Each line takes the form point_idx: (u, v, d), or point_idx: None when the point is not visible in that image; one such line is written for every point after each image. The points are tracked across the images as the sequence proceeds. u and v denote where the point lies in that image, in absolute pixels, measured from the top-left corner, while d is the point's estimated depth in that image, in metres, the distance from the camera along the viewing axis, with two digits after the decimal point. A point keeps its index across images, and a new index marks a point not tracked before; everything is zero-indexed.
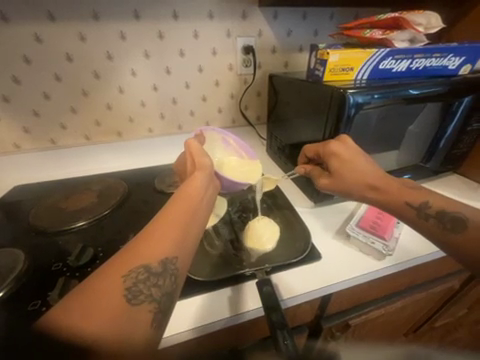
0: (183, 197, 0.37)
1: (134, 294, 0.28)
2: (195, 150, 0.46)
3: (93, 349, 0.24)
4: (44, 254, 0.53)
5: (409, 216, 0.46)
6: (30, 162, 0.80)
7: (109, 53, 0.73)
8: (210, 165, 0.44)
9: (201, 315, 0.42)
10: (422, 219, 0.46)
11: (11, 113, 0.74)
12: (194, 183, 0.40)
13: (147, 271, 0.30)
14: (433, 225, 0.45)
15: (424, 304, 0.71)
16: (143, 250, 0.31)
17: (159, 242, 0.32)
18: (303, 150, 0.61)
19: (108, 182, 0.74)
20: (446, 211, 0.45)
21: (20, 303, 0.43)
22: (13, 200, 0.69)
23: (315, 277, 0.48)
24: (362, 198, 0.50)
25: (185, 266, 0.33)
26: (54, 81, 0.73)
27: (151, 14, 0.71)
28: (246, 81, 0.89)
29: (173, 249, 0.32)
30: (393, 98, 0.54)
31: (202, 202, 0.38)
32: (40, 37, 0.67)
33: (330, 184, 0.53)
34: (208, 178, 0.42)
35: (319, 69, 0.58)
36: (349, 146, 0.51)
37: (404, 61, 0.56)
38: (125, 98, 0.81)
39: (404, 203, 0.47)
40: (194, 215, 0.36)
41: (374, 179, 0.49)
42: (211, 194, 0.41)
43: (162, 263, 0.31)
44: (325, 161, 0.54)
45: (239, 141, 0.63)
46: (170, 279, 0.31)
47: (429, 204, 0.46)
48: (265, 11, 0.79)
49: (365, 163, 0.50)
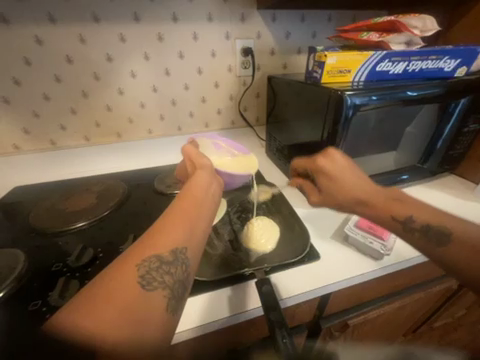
0: (190, 192, 0.38)
1: (147, 281, 0.29)
2: (194, 152, 0.48)
3: (111, 336, 0.25)
4: (44, 254, 0.53)
5: (397, 231, 0.43)
6: (30, 163, 0.80)
7: (109, 55, 0.74)
8: (209, 164, 0.46)
9: (208, 312, 0.43)
10: (408, 233, 0.43)
11: (11, 115, 0.75)
12: (197, 178, 0.41)
13: (158, 261, 0.30)
14: (419, 239, 0.42)
15: (422, 304, 0.71)
16: (153, 240, 0.32)
17: (169, 233, 0.32)
18: (294, 165, 0.61)
19: (107, 183, 0.74)
20: (431, 225, 0.42)
21: (20, 304, 0.43)
22: (14, 200, 0.69)
23: (314, 277, 0.48)
24: (352, 212, 0.48)
25: (195, 255, 0.33)
26: (54, 83, 0.74)
27: (151, 16, 0.72)
28: (245, 82, 0.90)
29: (183, 238, 0.33)
30: (391, 99, 0.55)
31: (207, 195, 0.40)
32: (40, 39, 0.68)
33: (320, 200, 0.53)
34: (209, 173, 0.44)
35: (317, 71, 0.59)
36: (339, 162, 0.49)
37: (401, 63, 0.57)
38: (124, 99, 0.81)
39: (390, 217, 0.44)
40: (201, 207, 0.37)
41: (365, 195, 0.46)
42: (215, 188, 0.43)
43: (173, 252, 0.31)
44: (314, 176, 0.54)
45: (228, 141, 0.66)
46: (181, 267, 0.32)
47: (413, 218, 0.43)
48: (264, 13, 0.80)
49: (356, 179, 0.48)
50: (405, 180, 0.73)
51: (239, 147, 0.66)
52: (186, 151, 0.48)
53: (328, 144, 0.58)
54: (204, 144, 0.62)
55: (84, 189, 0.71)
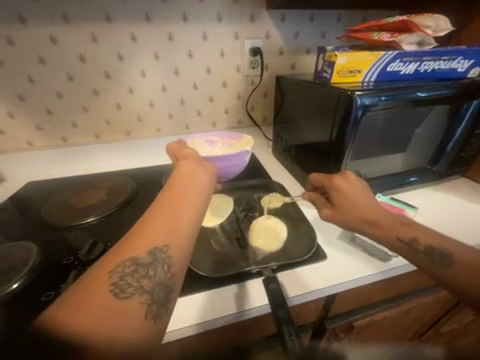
0: (172, 188, 0.38)
1: (121, 288, 0.29)
2: (179, 148, 0.51)
3: (83, 345, 0.24)
4: (55, 248, 0.54)
5: (401, 252, 0.43)
6: (43, 159, 0.82)
7: (120, 54, 0.75)
8: (195, 156, 0.48)
9: (202, 312, 0.43)
10: (413, 254, 0.42)
11: (26, 112, 0.77)
12: (181, 172, 0.42)
13: (135, 264, 0.31)
14: (423, 261, 0.41)
15: (430, 308, 0.70)
16: (130, 243, 0.32)
17: (147, 233, 0.32)
18: (310, 179, 0.60)
19: (117, 180, 0.75)
20: (434, 247, 0.42)
21: (34, 295, 0.44)
22: (26, 195, 0.71)
23: (320, 276, 0.49)
24: (359, 232, 0.48)
25: (178, 252, 0.32)
26: (66, 81, 0.76)
27: (162, 16, 0.73)
28: (253, 82, 0.90)
29: (162, 237, 0.32)
30: (401, 100, 0.55)
31: (192, 188, 0.39)
32: (55, 39, 0.70)
33: (332, 215, 0.51)
34: (193, 164, 0.45)
35: (326, 71, 0.59)
36: (353, 182, 0.52)
37: (413, 63, 0.56)
38: (134, 98, 0.82)
39: (396, 237, 0.43)
40: (185, 201, 0.36)
41: (373, 214, 0.46)
42: (203, 177, 0.43)
43: (150, 252, 0.31)
44: (329, 192, 0.54)
45: (219, 135, 0.76)
46: (161, 268, 0.31)
47: (417, 239, 0.43)
48: (273, 13, 0.80)
49: (369, 200, 0.49)
50: (413, 182, 0.72)
51: (230, 136, 0.76)
52: (170, 148, 0.52)
53: (337, 144, 0.58)
54: (199, 143, 0.73)
55: (93, 186, 0.73)
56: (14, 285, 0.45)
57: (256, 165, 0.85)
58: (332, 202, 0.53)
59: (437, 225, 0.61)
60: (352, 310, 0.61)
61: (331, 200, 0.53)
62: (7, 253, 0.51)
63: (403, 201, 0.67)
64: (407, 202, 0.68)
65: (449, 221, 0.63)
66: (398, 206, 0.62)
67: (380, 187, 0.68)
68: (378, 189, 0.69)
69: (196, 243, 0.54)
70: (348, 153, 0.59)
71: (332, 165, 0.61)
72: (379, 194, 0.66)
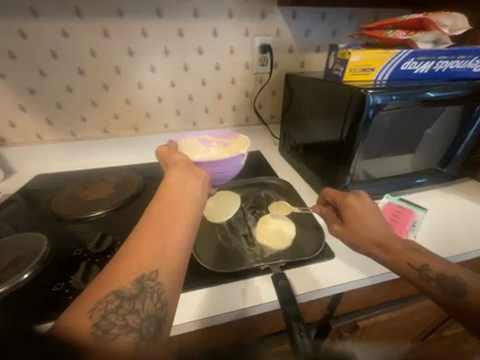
0: (159, 204, 0.36)
1: (104, 329, 0.27)
2: (168, 154, 0.48)
3: None
4: (65, 241, 0.55)
5: (412, 279, 0.42)
6: (52, 153, 0.83)
7: (131, 49, 0.75)
8: (186, 162, 0.45)
9: (206, 307, 0.43)
10: (425, 282, 0.42)
11: (36, 106, 0.77)
12: (169, 184, 0.39)
13: (121, 297, 0.29)
14: (435, 289, 0.41)
15: (436, 311, 0.70)
16: (114, 272, 0.30)
17: (132, 258, 0.31)
18: (322, 193, 0.60)
19: (124, 175, 0.76)
20: (447, 275, 0.42)
21: (44, 285, 0.45)
22: (37, 186, 0.74)
23: (329, 275, 0.49)
24: (368, 256, 0.47)
25: (169, 276, 0.32)
26: (77, 75, 0.76)
27: (173, 12, 0.73)
28: (262, 79, 0.90)
29: (149, 264, 0.31)
30: (414, 99, 0.54)
31: (181, 202, 0.37)
32: (67, 33, 0.70)
33: (343, 233, 0.50)
34: (183, 172, 0.42)
35: (338, 69, 0.59)
36: (366, 204, 0.52)
37: (427, 62, 0.56)
38: (143, 93, 0.83)
39: (406, 263, 0.43)
40: (174, 219, 0.35)
41: (379, 236, 0.46)
42: (194, 187, 0.41)
43: (138, 281, 0.30)
44: (341, 210, 0.53)
45: (212, 134, 0.74)
46: (150, 299, 0.30)
47: (430, 266, 0.43)
48: (284, 10, 0.80)
49: (383, 224, 0.48)
50: (421, 184, 0.71)
51: (225, 135, 0.73)
52: (169, 145, 0.53)
53: (347, 142, 0.58)
54: (192, 144, 0.69)
55: (101, 180, 0.73)
56: (26, 275, 0.45)
57: (263, 164, 0.84)
58: (343, 221, 0.52)
59: (446, 228, 0.61)
60: (358, 310, 0.60)
61: (342, 218, 0.52)
62: (18, 244, 0.51)
63: (413, 202, 0.66)
64: (417, 204, 0.68)
65: (459, 224, 0.62)
66: (407, 207, 0.61)
67: (388, 187, 0.68)
68: (386, 190, 0.68)
69: (203, 238, 0.55)
70: (358, 154, 0.58)
71: (341, 164, 0.61)
72: (387, 195, 0.65)
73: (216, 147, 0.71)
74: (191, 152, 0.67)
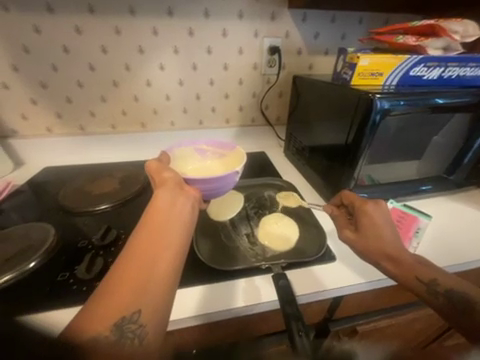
0: (143, 232, 0.34)
1: None
2: (157, 168, 0.44)
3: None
4: (71, 233, 0.56)
5: (417, 291, 0.42)
6: (62, 146, 0.85)
7: (141, 47, 0.77)
8: (176, 180, 0.42)
9: (198, 305, 0.43)
10: (432, 297, 0.42)
11: (47, 100, 0.79)
12: (154, 211, 0.37)
13: (96, 346, 0.27)
14: (442, 304, 0.41)
15: (435, 319, 0.69)
16: (92, 315, 0.28)
17: (111, 301, 0.29)
18: (340, 194, 0.59)
19: (129, 171, 0.77)
20: (453, 291, 0.42)
21: (49, 275, 0.46)
22: (46, 178, 0.76)
23: (330, 277, 0.49)
24: (375, 266, 0.47)
25: (152, 316, 0.30)
26: (88, 71, 0.77)
27: (184, 11, 0.74)
28: (269, 80, 0.90)
29: (131, 305, 0.29)
30: (423, 106, 0.54)
31: (166, 233, 0.35)
32: (80, 29, 0.72)
33: (354, 239, 0.50)
34: (172, 194, 0.39)
35: (347, 72, 0.59)
36: (385, 214, 0.51)
37: (437, 69, 0.55)
38: (151, 90, 0.84)
39: (413, 276, 0.43)
40: (158, 253, 0.33)
41: (389, 247, 0.46)
42: (181, 213, 0.38)
43: (117, 326, 0.29)
44: (357, 216, 0.53)
45: (211, 142, 0.62)
46: (130, 345, 0.29)
47: (437, 280, 0.43)
48: (295, 13, 0.80)
49: (391, 233, 0.48)
50: (427, 191, 0.70)
51: (222, 144, 0.61)
52: (161, 157, 0.51)
53: (352, 147, 0.57)
54: (186, 154, 0.60)
55: (107, 175, 0.74)
56: (32, 264, 0.47)
57: (267, 165, 0.85)
58: (356, 227, 0.51)
59: (452, 236, 0.60)
60: (357, 314, 0.60)
61: (356, 225, 0.52)
62: (26, 234, 0.53)
63: (416, 208, 0.66)
64: (421, 210, 0.67)
65: (465, 233, 0.61)
66: (410, 214, 0.59)
67: (394, 192, 0.67)
68: (393, 195, 0.67)
69: (206, 234, 0.56)
70: (363, 159, 0.58)
71: (347, 168, 0.60)
72: (391, 200, 0.64)
73: (212, 159, 0.62)
74: (183, 164, 0.58)
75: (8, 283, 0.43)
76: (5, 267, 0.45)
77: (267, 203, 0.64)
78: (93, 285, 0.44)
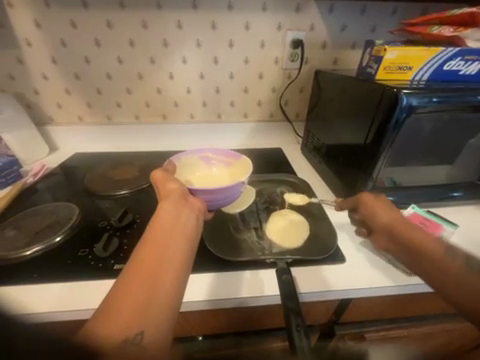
0: (150, 242, 0.35)
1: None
2: (163, 179, 0.45)
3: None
4: (92, 214, 0.60)
5: (434, 251, 0.40)
6: (90, 134, 0.91)
7: (165, 41, 0.79)
8: (180, 192, 0.43)
9: (203, 290, 0.45)
10: (449, 257, 0.39)
11: (79, 90, 0.85)
12: (159, 224, 0.38)
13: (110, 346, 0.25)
14: (461, 267, 0.38)
15: (456, 337, 0.65)
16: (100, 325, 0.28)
17: (118, 312, 0.29)
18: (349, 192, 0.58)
19: (149, 161, 0.81)
20: None
21: (72, 249, 0.51)
22: (75, 164, 0.82)
23: (339, 278, 0.47)
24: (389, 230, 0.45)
25: (157, 330, 0.29)
26: (116, 64, 0.82)
27: (208, 5, 0.75)
28: (290, 75, 0.88)
29: (138, 316, 0.29)
30: (456, 104, 0.49)
31: (172, 244, 0.36)
32: (111, 23, 0.76)
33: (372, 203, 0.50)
34: (176, 206, 0.41)
35: (372, 66, 0.56)
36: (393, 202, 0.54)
37: (476, 63, 0.50)
38: (173, 83, 0.86)
39: (431, 240, 0.42)
40: (166, 262, 0.34)
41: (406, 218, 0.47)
42: (185, 226, 0.39)
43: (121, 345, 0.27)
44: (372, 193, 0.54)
45: (215, 151, 0.62)
46: None
47: (456, 247, 0.41)
48: (321, 5, 0.77)
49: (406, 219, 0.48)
50: (457, 198, 0.64)
51: (227, 152, 0.61)
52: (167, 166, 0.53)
53: (372, 146, 0.54)
54: (192, 164, 0.60)
55: (129, 164, 0.79)
56: (58, 238, 0.52)
57: (283, 161, 0.84)
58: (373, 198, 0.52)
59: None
60: (368, 320, 0.59)
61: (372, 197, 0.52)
62: (54, 211, 0.58)
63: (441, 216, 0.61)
64: (447, 218, 0.62)
65: None
66: (435, 221, 0.56)
67: (418, 197, 0.62)
68: (415, 199, 0.63)
69: (215, 226, 0.57)
70: (383, 160, 0.55)
71: (364, 170, 0.58)
72: (414, 205, 0.60)
73: (218, 167, 0.62)
74: (189, 174, 0.59)
75: (37, 254, 0.49)
76: (36, 239, 0.51)
77: (279, 198, 0.64)
78: (108, 262, 0.48)
